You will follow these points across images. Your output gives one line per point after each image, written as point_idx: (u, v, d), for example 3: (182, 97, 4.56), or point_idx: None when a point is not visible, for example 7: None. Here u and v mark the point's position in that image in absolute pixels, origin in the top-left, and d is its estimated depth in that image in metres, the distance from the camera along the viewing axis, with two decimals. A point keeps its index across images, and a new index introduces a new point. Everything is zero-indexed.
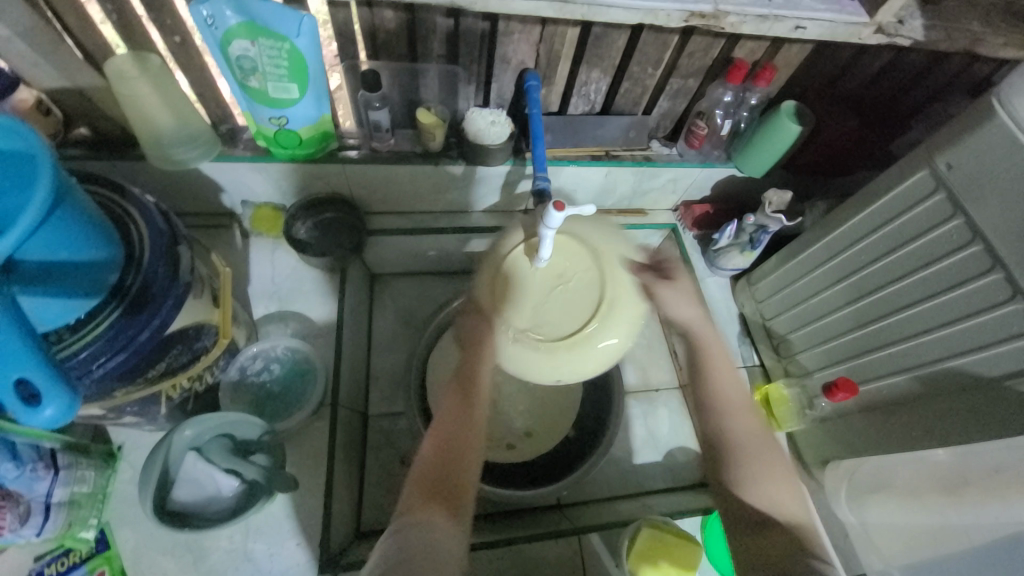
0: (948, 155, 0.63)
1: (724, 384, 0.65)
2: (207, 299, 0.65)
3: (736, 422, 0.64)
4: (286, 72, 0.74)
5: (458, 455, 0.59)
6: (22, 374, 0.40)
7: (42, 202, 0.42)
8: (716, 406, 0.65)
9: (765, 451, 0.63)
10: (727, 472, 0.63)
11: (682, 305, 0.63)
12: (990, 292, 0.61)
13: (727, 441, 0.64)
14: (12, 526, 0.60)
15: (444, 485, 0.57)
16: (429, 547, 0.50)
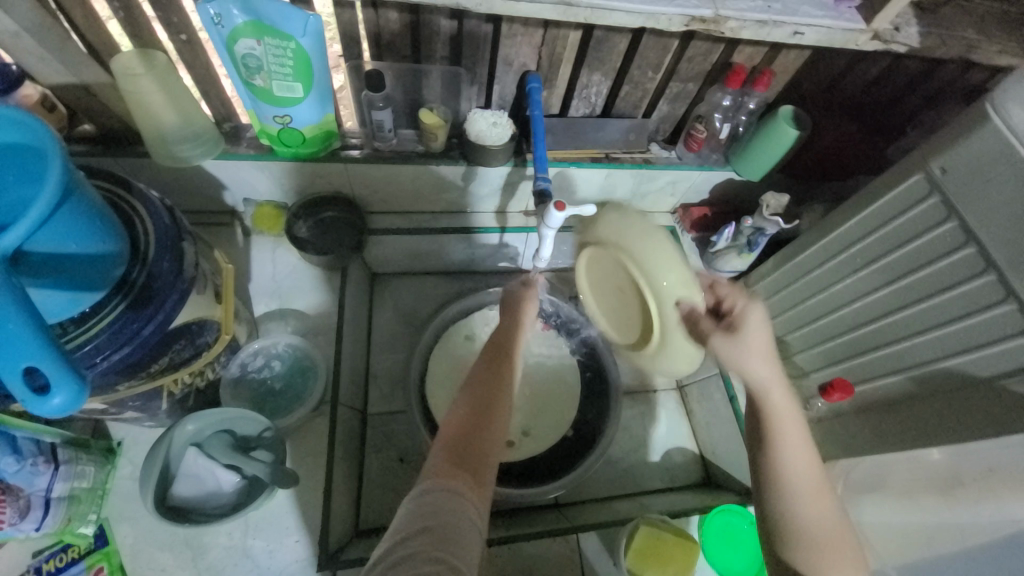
0: (942, 159, 0.64)
1: (799, 464, 0.60)
2: (210, 295, 0.66)
3: (806, 510, 0.60)
4: (292, 72, 0.75)
5: (481, 420, 0.60)
6: (33, 363, 0.40)
7: (53, 193, 0.43)
8: (789, 488, 0.60)
9: (834, 537, 0.59)
10: (790, 552, 0.60)
11: (752, 362, 0.62)
12: (984, 293, 0.62)
13: (795, 524, 0.60)
14: (12, 520, 0.60)
15: (470, 456, 0.56)
16: (454, 510, 0.50)
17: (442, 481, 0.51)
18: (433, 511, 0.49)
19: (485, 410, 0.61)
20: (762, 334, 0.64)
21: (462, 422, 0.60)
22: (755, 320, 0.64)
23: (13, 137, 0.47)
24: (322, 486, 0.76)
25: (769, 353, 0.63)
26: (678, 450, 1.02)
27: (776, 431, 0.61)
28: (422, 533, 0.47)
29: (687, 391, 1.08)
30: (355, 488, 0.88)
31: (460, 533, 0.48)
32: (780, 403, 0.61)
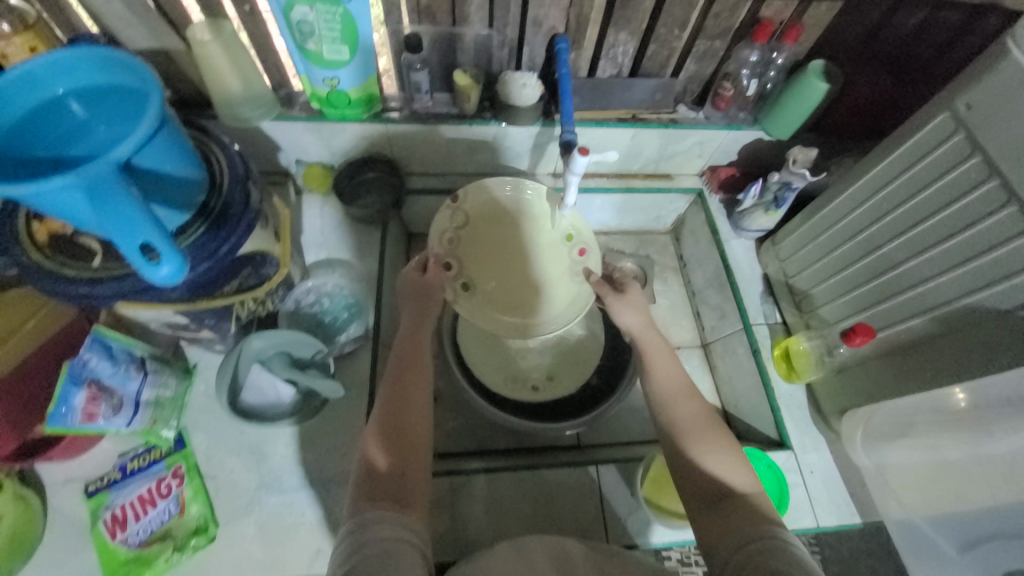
0: (967, 95, 0.64)
1: (664, 380, 0.72)
2: (271, 231, 0.74)
3: (679, 409, 0.68)
4: (339, 35, 0.82)
5: (400, 419, 0.65)
6: (144, 236, 0.49)
7: (157, 115, 0.53)
8: (659, 397, 0.70)
9: (712, 431, 0.65)
10: (683, 457, 0.64)
11: (629, 313, 0.81)
12: (1005, 225, 0.62)
13: (674, 431, 0.66)
14: (107, 414, 0.70)
15: (388, 479, 0.58)
16: (381, 536, 0.51)
17: (367, 513, 0.53)
18: (367, 541, 0.50)
19: (397, 408, 0.66)
20: (635, 294, 0.83)
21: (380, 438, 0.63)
22: (635, 288, 0.84)
23: (128, 80, 0.58)
24: (364, 411, 0.85)
25: (640, 307, 0.82)
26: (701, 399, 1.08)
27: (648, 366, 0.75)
28: (357, 550, 0.49)
29: (710, 347, 1.13)
30: None
31: (393, 546, 0.50)
32: (644, 338, 0.78)
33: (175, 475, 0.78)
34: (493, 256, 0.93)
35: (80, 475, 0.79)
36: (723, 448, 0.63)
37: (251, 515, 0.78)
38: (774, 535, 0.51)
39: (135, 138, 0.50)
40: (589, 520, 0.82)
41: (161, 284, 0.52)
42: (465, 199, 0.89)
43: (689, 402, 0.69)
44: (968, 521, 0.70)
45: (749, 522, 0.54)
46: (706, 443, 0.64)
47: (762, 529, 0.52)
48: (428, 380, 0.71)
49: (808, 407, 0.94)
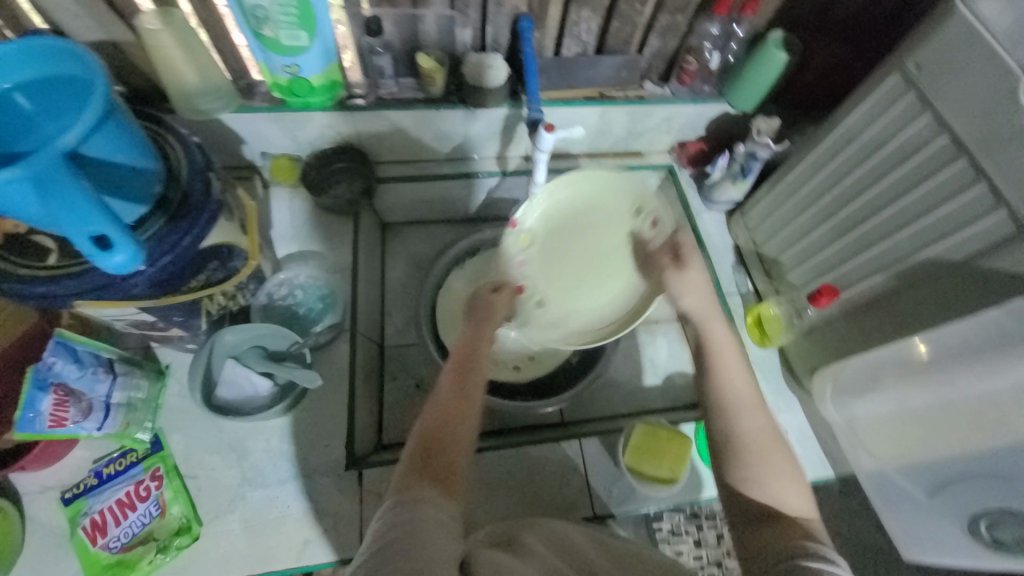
0: (916, 55, 0.66)
1: (734, 381, 0.64)
2: (236, 223, 0.72)
3: (744, 422, 0.62)
4: (296, 20, 0.80)
5: (459, 418, 0.62)
6: (98, 226, 0.49)
7: (102, 102, 0.51)
8: (726, 402, 0.63)
9: (778, 450, 0.61)
10: (740, 470, 0.60)
11: (687, 293, 0.73)
12: (955, 179, 0.65)
13: (736, 440, 0.61)
14: (76, 418, 0.68)
15: (441, 464, 0.56)
16: (427, 517, 0.49)
17: (418, 490, 0.52)
18: (405, 520, 0.48)
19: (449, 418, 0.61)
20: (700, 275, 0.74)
21: (426, 439, 0.59)
22: (695, 261, 0.75)
23: (75, 68, 0.56)
24: (344, 401, 0.85)
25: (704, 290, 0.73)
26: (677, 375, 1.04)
27: (714, 362, 0.66)
28: (390, 544, 0.47)
29: None
30: (376, 410, 0.97)
31: (432, 531, 0.48)
32: (708, 325, 0.69)
33: (153, 477, 0.76)
34: (556, 253, 0.91)
35: (55, 484, 0.76)
36: (786, 466, 0.60)
37: (236, 511, 0.77)
38: (821, 557, 0.51)
39: (79, 126, 0.49)
40: (575, 492, 0.84)
41: (116, 270, 0.53)
42: (526, 223, 0.88)
43: (760, 417, 0.62)
44: (934, 467, 0.74)
45: (790, 538, 0.54)
46: (768, 467, 0.60)
47: (805, 549, 0.52)
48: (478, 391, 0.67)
49: (782, 370, 0.96)
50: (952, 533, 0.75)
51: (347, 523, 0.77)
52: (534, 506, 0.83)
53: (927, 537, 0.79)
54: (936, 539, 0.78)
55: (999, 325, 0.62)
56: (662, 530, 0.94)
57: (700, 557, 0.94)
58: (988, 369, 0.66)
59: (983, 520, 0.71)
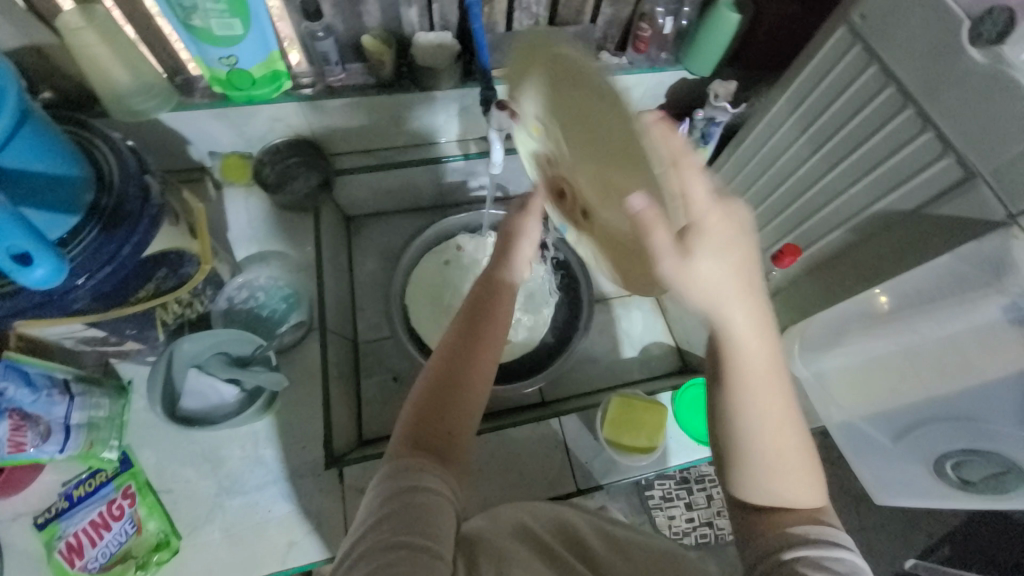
0: (862, 6, 0.66)
1: (756, 391, 0.51)
2: (183, 228, 0.69)
3: (774, 436, 0.52)
4: (227, 7, 0.75)
5: (456, 389, 0.60)
6: (12, 241, 0.45)
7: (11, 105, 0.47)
8: (743, 413, 0.52)
9: (798, 455, 0.53)
10: (739, 473, 0.55)
11: (692, 287, 0.48)
12: (903, 129, 0.66)
13: (744, 451, 0.53)
14: (36, 442, 0.66)
15: (436, 434, 0.56)
16: (418, 491, 0.50)
17: (409, 462, 0.52)
18: (399, 495, 0.49)
19: (452, 379, 0.60)
20: (723, 260, 0.47)
21: (424, 404, 0.59)
22: (715, 242, 0.48)
23: None
24: (319, 402, 0.83)
25: (747, 291, 0.49)
26: (652, 345, 1.06)
27: (743, 376, 0.51)
28: (382, 520, 0.47)
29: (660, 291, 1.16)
30: (355, 408, 0.96)
31: (423, 508, 0.48)
32: (728, 332, 0.49)
33: (125, 494, 0.74)
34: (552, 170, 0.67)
35: (26, 510, 0.74)
36: (803, 469, 0.53)
37: (216, 521, 0.75)
38: (822, 544, 0.49)
39: None
40: (556, 470, 0.85)
41: (37, 286, 0.48)
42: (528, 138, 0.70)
43: (783, 433, 0.52)
44: (897, 415, 0.77)
45: (785, 526, 0.52)
46: (783, 473, 0.53)
47: (802, 537, 0.50)
48: (492, 354, 0.63)
49: None
50: (920, 474, 0.78)
51: (333, 522, 0.76)
52: (518, 487, 0.83)
53: (896, 479, 0.83)
54: (905, 480, 0.82)
55: (952, 269, 0.63)
56: (654, 497, 0.97)
57: (692, 519, 0.98)
58: (938, 316, 0.67)
59: (950, 461, 0.73)
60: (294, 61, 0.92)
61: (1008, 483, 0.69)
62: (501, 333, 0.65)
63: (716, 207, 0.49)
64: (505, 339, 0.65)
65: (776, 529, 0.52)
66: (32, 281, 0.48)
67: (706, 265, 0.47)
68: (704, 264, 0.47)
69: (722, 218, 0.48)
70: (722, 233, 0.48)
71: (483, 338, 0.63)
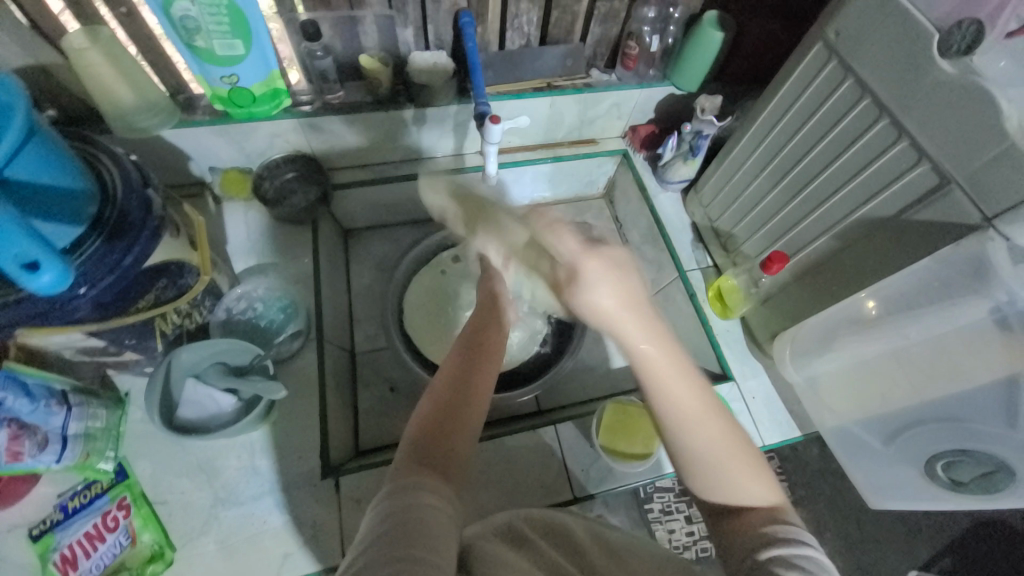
0: (835, 23, 0.69)
1: (681, 406, 0.52)
2: (184, 240, 0.71)
3: (708, 437, 0.52)
4: (229, 28, 0.78)
5: (454, 409, 0.60)
6: (23, 249, 0.46)
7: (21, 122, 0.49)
8: (670, 425, 0.52)
9: (741, 456, 0.53)
10: (699, 483, 0.54)
11: (595, 311, 0.51)
12: (879, 138, 0.69)
13: (689, 459, 0.53)
14: (32, 452, 0.66)
15: (436, 452, 0.56)
16: (419, 507, 0.48)
17: (411, 480, 0.51)
18: (400, 509, 0.48)
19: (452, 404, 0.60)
20: (612, 287, 0.50)
21: (423, 426, 0.59)
22: (598, 272, 0.50)
23: None
24: (316, 411, 0.84)
25: (635, 301, 0.51)
26: None
27: (665, 391, 0.51)
28: (384, 536, 0.46)
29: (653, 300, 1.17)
30: (352, 418, 0.96)
31: (424, 523, 0.47)
32: (636, 354, 0.51)
33: (120, 506, 0.74)
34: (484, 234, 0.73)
35: (21, 521, 0.74)
36: (748, 464, 0.54)
37: (211, 532, 0.75)
38: (786, 544, 0.49)
39: None
40: (553, 477, 0.85)
41: (43, 292, 0.50)
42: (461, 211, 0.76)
43: (712, 427, 0.52)
44: (887, 418, 0.77)
45: (755, 527, 0.52)
46: (733, 471, 0.53)
47: (768, 538, 0.51)
48: (487, 381, 0.64)
49: (745, 339, 1.00)
50: (912, 477, 0.79)
51: (329, 533, 0.76)
52: (517, 495, 0.84)
53: (888, 483, 0.83)
54: (897, 484, 0.82)
55: (935, 272, 0.66)
56: (654, 511, 0.95)
57: (692, 533, 0.97)
58: (923, 315, 0.69)
59: (941, 462, 0.73)
60: (293, 79, 0.96)
61: (998, 482, 0.70)
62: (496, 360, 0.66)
63: (593, 243, 0.52)
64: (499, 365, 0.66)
65: (746, 531, 0.52)
66: (39, 286, 0.50)
67: (601, 293, 0.50)
68: (598, 285, 0.50)
69: (599, 252, 0.50)
70: (602, 267, 0.50)
71: (480, 366, 0.64)
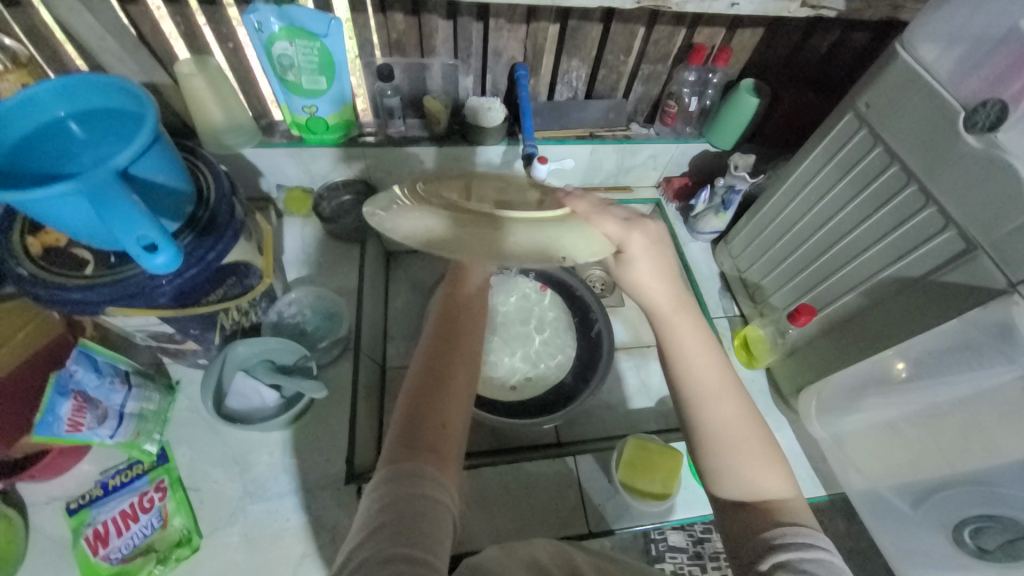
0: (866, 96, 0.75)
1: (699, 372, 0.62)
2: (254, 244, 0.78)
3: (723, 406, 0.61)
4: (317, 67, 0.90)
5: (443, 387, 0.61)
6: (143, 231, 0.55)
7: (152, 129, 0.58)
8: (689, 394, 0.62)
9: (747, 435, 0.60)
10: (710, 460, 0.60)
11: (642, 288, 0.65)
12: (907, 203, 0.72)
13: (701, 432, 0.61)
14: (93, 424, 0.71)
15: (428, 429, 0.57)
16: (416, 493, 0.50)
17: (405, 465, 0.52)
18: (396, 500, 0.49)
19: (438, 377, 0.62)
20: (649, 263, 0.63)
21: (412, 403, 0.60)
22: (640, 247, 0.62)
23: (125, 103, 0.65)
24: (346, 417, 0.87)
25: (667, 274, 0.64)
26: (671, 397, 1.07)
27: (683, 360, 0.63)
28: (380, 529, 0.47)
29: None
30: None
31: (423, 514, 0.49)
32: (673, 322, 0.64)
33: (157, 488, 0.78)
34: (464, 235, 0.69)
35: (61, 495, 0.78)
36: (756, 450, 0.59)
37: (236, 524, 0.78)
38: (800, 545, 0.51)
39: (132, 148, 0.56)
40: (569, 509, 0.86)
41: (154, 271, 0.58)
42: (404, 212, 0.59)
43: (729, 402, 0.61)
44: (919, 483, 0.75)
45: (760, 531, 0.54)
46: (744, 458, 0.59)
47: (771, 542, 0.52)
48: (473, 358, 0.66)
49: (769, 390, 1.01)
50: (939, 543, 0.74)
51: (346, 538, 0.78)
52: (529, 523, 0.84)
53: (914, 549, 0.78)
54: (924, 550, 0.76)
55: (962, 334, 0.67)
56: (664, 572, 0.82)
57: None
58: (951, 373, 0.69)
59: (968, 527, 0.70)
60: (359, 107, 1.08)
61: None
62: (474, 350, 0.67)
63: (635, 220, 0.61)
64: (477, 355, 0.67)
65: (758, 526, 0.55)
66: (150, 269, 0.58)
67: (648, 276, 0.64)
68: (651, 247, 0.62)
69: (642, 229, 0.61)
70: (645, 242, 0.62)
71: (461, 340, 0.66)
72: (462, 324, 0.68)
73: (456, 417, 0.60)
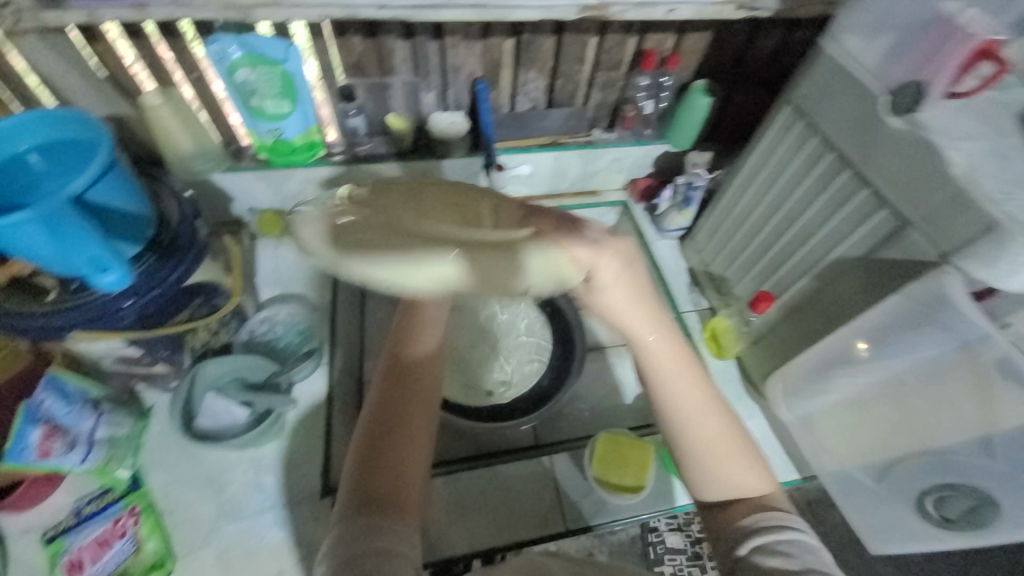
0: (800, 90, 0.79)
1: (679, 390, 0.61)
2: (220, 265, 0.80)
3: (706, 423, 0.60)
4: (279, 91, 0.94)
5: (399, 432, 0.60)
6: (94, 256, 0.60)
7: (109, 155, 0.61)
8: (675, 413, 0.60)
9: (729, 443, 0.60)
10: (691, 470, 0.61)
11: (613, 312, 0.61)
12: (846, 186, 0.75)
13: (689, 448, 0.60)
14: (61, 451, 0.74)
15: (386, 483, 0.56)
16: (375, 547, 0.50)
17: (362, 522, 0.51)
18: (357, 552, 0.49)
19: (393, 420, 0.61)
20: (618, 287, 0.59)
21: (363, 452, 0.59)
22: (611, 272, 0.58)
23: (84, 133, 0.67)
24: (321, 433, 0.88)
25: (637, 293, 0.60)
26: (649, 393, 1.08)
27: (664, 380, 0.61)
28: None
29: None
30: None
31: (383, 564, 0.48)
32: (646, 346, 0.61)
33: (131, 513, 0.78)
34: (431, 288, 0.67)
35: (35, 525, 0.78)
36: (736, 453, 0.60)
37: (211, 544, 0.78)
38: (775, 529, 0.54)
39: (86, 175, 0.58)
40: (546, 507, 0.86)
41: (105, 289, 0.64)
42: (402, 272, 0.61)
43: (710, 416, 0.60)
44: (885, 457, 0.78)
45: (735, 520, 0.57)
46: (726, 465, 0.60)
47: (747, 528, 0.55)
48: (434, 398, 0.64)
49: (740, 379, 1.02)
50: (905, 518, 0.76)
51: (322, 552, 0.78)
52: (508, 525, 0.84)
53: (883, 523, 0.81)
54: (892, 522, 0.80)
55: (903, 310, 0.70)
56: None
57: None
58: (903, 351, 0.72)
59: (931, 498, 0.74)
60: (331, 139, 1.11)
61: (983, 517, 0.70)
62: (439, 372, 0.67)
63: (605, 242, 0.58)
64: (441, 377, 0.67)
65: (734, 518, 0.58)
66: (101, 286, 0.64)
67: (621, 291, 0.59)
68: (630, 263, 0.59)
69: (612, 251, 0.58)
70: (615, 267, 0.58)
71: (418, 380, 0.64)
72: (418, 363, 0.66)
73: (416, 464, 0.59)
